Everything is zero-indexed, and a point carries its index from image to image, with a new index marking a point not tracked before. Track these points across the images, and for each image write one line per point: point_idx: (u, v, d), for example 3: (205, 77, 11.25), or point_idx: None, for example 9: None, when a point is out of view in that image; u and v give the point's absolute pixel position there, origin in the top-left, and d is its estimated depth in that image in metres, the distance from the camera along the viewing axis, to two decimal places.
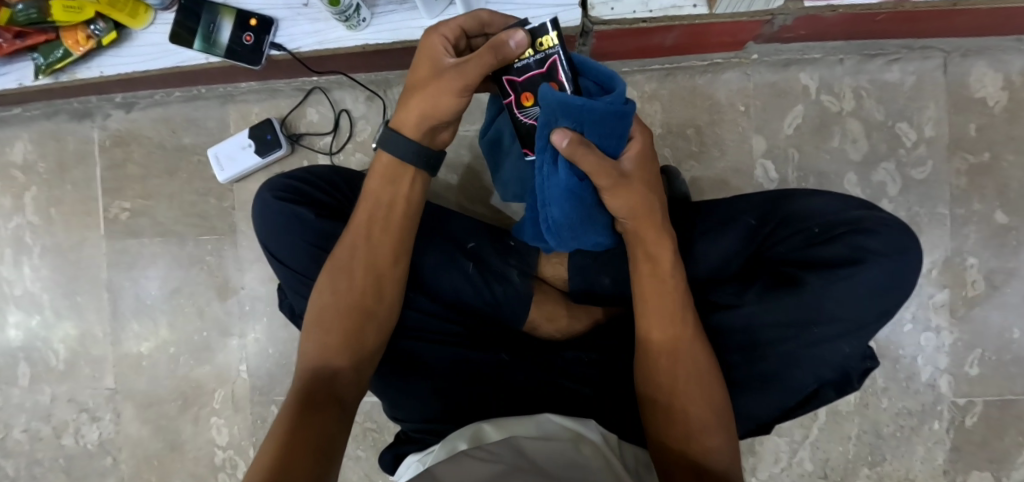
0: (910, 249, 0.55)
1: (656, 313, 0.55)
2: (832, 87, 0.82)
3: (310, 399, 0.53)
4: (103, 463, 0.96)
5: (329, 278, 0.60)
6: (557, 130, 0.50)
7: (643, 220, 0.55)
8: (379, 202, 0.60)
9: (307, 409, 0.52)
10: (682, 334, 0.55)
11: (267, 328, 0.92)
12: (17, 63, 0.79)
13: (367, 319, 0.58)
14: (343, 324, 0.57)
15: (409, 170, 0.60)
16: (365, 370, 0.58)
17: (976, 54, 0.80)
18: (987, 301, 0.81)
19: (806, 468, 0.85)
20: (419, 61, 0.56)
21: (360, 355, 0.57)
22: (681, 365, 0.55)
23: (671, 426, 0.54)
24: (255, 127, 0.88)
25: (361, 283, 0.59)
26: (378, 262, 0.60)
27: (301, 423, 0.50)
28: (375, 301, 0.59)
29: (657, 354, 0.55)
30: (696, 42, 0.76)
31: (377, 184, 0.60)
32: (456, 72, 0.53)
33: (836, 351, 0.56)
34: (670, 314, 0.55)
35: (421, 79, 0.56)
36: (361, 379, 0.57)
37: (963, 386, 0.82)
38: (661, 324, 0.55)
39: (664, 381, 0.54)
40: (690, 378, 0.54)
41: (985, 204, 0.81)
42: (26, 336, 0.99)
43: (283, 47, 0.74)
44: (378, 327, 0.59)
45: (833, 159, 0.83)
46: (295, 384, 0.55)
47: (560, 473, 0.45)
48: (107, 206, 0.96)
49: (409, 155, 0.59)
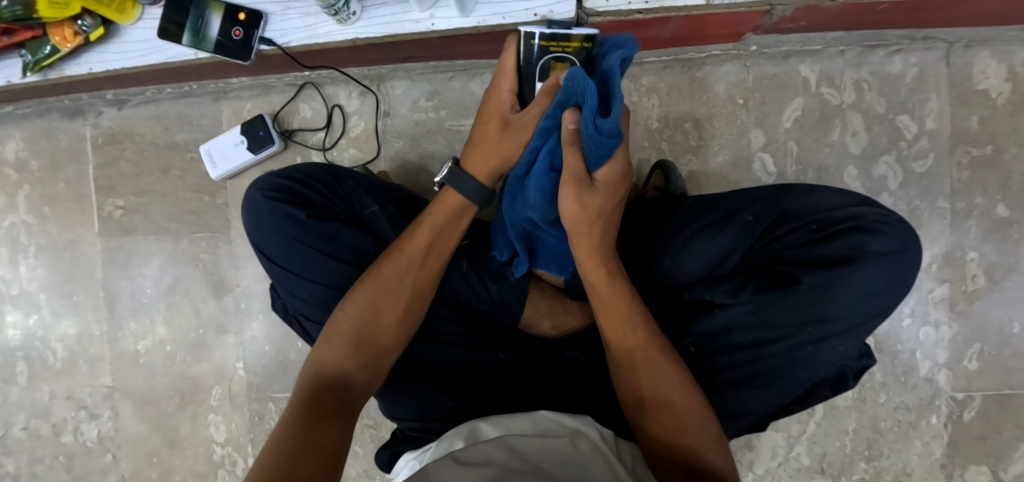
0: (908, 246, 0.54)
1: (613, 322, 0.57)
2: (833, 79, 0.81)
3: (319, 404, 0.52)
4: (103, 460, 0.97)
5: (357, 290, 0.60)
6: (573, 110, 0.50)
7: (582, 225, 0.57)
8: (430, 229, 0.61)
9: (315, 412, 0.51)
10: (634, 346, 0.56)
11: (263, 325, 0.91)
12: (5, 60, 0.77)
13: (384, 329, 0.58)
14: (361, 335, 0.57)
15: (471, 207, 0.63)
16: (377, 378, 0.58)
17: (979, 44, 0.79)
18: (986, 295, 0.81)
19: (803, 462, 0.85)
20: (485, 122, 0.61)
21: (375, 367, 0.57)
22: (660, 369, 0.54)
23: (652, 425, 0.53)
24: (247, 123, 0.87)
25: (391, 299, 0.59)
26: (411, 280, 0.60)
27: (308, 425, 0.50)
28: (397, 315, 0.59)
29: (628, 362, 0.56)
30: (694, 33, 0.75)
31: (439, 217, 0.62)
32: (523, 123, 0.58)
33: (831, 351, 0.55)
34: (627, 318, 0.56)
35: (485, 135, 0.61)
36: (372, 388, 0.57)
37: (961, 381, 0.82)
38: (615, 332, 0.56)
39: (634, 381, 0.55)
40: (674, 380, 0.54)
41: (987, 198, 0.80)
42: (24, 335, 0.99)
43: (272, 42, 0.73)
44: (395, 341, 0.59)
45: (833, 153, 0.82)
46: (300, 390, 0.55)
47: (557, 470, 0.45)
48: (101, 203, 0.96)
49: (472, 195, 0.63)
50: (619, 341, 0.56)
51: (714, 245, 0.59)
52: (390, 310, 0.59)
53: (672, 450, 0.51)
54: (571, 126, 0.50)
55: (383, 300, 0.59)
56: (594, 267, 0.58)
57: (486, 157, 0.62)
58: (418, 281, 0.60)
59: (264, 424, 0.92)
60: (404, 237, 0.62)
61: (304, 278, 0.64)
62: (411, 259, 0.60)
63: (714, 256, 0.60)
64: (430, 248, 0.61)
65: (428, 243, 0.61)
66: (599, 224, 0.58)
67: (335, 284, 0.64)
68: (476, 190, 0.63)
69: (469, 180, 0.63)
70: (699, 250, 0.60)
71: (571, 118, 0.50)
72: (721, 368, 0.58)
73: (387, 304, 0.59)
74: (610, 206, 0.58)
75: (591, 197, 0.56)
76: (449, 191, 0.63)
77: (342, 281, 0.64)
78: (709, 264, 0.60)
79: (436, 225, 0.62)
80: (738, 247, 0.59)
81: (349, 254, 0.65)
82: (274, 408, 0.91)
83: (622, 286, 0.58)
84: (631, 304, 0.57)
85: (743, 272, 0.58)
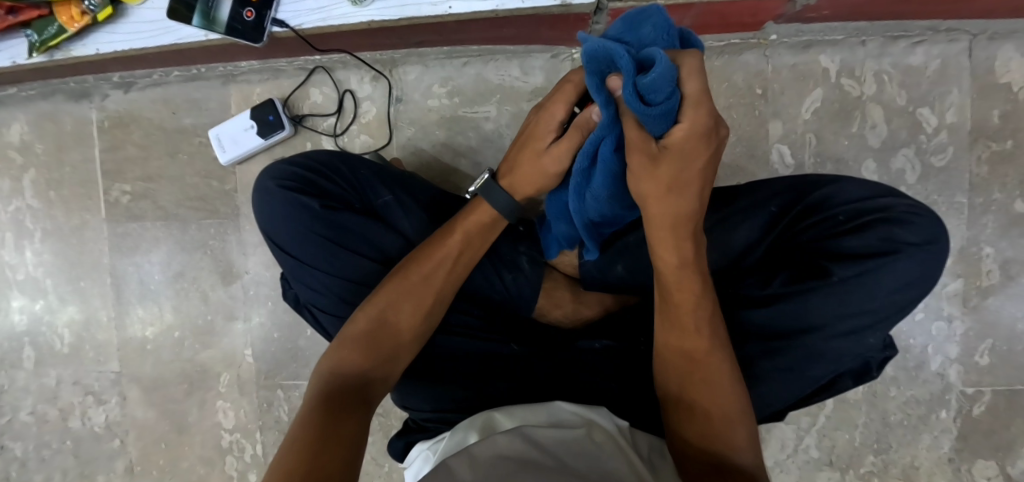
0: (939, 238, 0.53)
1: (678, 309, 0.52)
2: (854, 71, 0.80)
3: (335, 404, 0.52)
4: (111, 445, 0.97)
5: (383, 286, 0.59)
6: (614, 76, 0.45)
7: (662, 218, 0.50)
8: (463, 235, 0.61)
9: (332, 411, 0.51)
10: (697, 347, 0.51)
11: (272, 312, 0.91)
12: (10, 40, 0.76)
13: (402, 330, 0.57)
14: (381, 336, 0.56)
15: (501, 222, 0.62)
16: (393, 377, 0.57)
17: (1003, 37, 0.77)
18: (1000, 291, 0.80)
19: (812, 454, 0.85)
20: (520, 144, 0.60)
21: (390, 366, 0.56)
22: (699, 372, 0.51)
23: (694, 429, 0.50)
24: (257, 108, 0.85)
25: (417, 302, 0.58)
26: (435, 284, 0.59)
27: (328, 424, 0.49)
28: (417, 319, 0.58)
29: (683, 359, 0.52)
30: (715, 22, 0.73)
31: (469, 224, 0.61)
32: (550, 156, 0.57)
33: (859, 343, 0.54)
34: (694, 327, 0.52)
35: (521, 158, 0.59)
36: (386, 386, 0.56)
37: (972, 376, 0.82)
38: (680, 332, 0.52)
39: (674, 384, 0.52)
40: (721, 387, 0.51)
41: (1005, 193, 0.79)
42: (30, 320, 0.99)
43: (286, 24, 0.72)
44: (412, 346, 0.58)
45: (851, 145, 0.81)
46: (317, 384, 0.54)
47: (574, 464, 0.44)
48: (107, 188, 0.94)
49: (504, 209, 0.62)
50: (670, 337, 0.53)
51: (738, 237, 0.59)
52: (412, 312, 0.58)
53: (702, 451, 0.50)
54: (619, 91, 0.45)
55: (406, 303, 0.58)
56: (669, 257, 0.51)
57: (521, 183, 0.61)
58: (444, 287, 0.59)
59: (273, 411, 0.91)
60: (432, 240, 0.61)
61: (317, 269, 0.63)
62: (437, 263, 0.59)
63: (737, 246, 0.59)
64: (459, 253, 0.60)
65: (458, 248, 0.60)
66: (677, 197, 0.48)
67: (350, 275, 0.63)
68: (508, 205, 0.61)
69: (502, 195, 0.61)
70: (725, 239, 0.59)
71: (617, 84, 0.45)
72: (754, 357, 0.55)
73: (408, 308, 0.58)
74: (692, 173, 0.47)
75: (662, 167, 0.46)
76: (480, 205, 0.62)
77: (357, 272, 0.63)
78: (732, 254, 0.59)
79: (466, 233, 0.61)
80: (764, 237, 0.59)
81: (366, 245, 0.64)
82: (283, 395, 0.91)
83: (697, 283, 0.51)
84: (700, 311, 0.52)
85: (768, 264, 0.58)
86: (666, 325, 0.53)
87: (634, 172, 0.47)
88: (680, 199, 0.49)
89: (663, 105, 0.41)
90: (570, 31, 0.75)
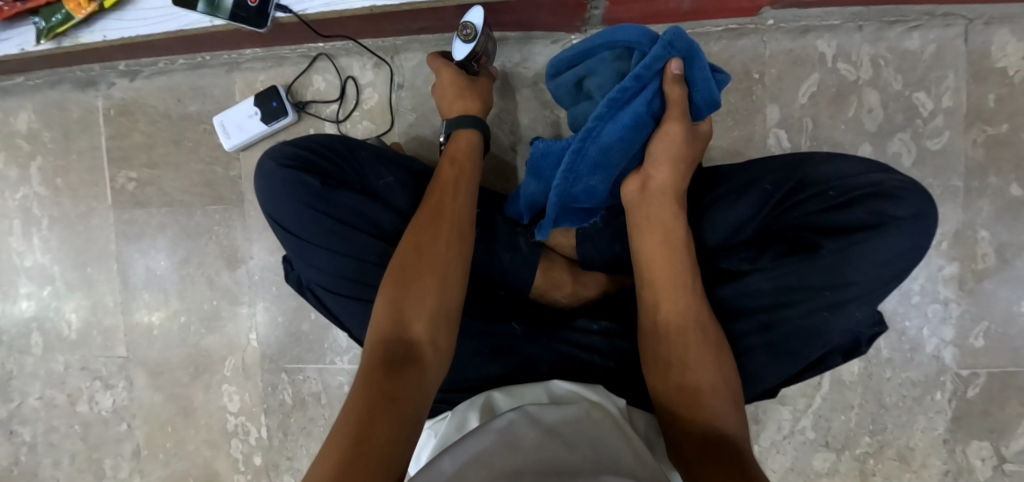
0: (928, 213, 0.54)
1: (665, 288, 0.57)
2: (850, 55, 0.81)
3: (387, 354, 0.51)
4: (118, 429, 0.98)
5: (406, 237, 0.59)
6: (677, 59, 0.57)
7: (667, 192, 0.60)
8: (453, 165, 0.66)
9: (384, 361, 0.50)
10: (690, 316, 0.55)
11: (276, 296, 0.92)
12: (19, 27, 0.77)
13: (434, 264, 0.57)
14: (411, 278, 0.56)
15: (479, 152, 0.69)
16: (440, 319, 0.55)
17: (999, 21, 0.78)
18: (996, 273, 0.81)
19: (808, 436, 0.86)
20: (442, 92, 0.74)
21: (434, 303, 0.55)
22: (694, 325, 0.55)
23: (684, 402, 0.53)
24: (261, 94, 0.87)
25: (435, 230, 0.59)
26: (443, 214, 0.60)
27: (383, 373, 0.49)
28: (446, 251, 0.58)
29: (667, 333, 0.56)
30: (712, 6, 0.74)
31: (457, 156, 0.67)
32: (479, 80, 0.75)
33: (847, 317, 0.55)
34: (677, 295, 0.56)
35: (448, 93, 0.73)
36: (437, 327, 0.54)
37: (967, 358, 0.83)
38: (667, 299, 0.57)
39: (669, 358, 0.55)
40: (709, 358, 0.54)
41: (1000, 177, 0.80)
42: (39, 306, 1.00)
43: (289, 9, 0.73)
44: (456, 280, 0.57)
45: (848, 129, 0.81)
46: (370, 343, 0.53)
47: (574, 440, 0.46)
48: (113, 176, 0.96)
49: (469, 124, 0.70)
50: (667, 315, 0.56)
51: (732, 215, 0.60)
52: (439, 244, 0.58)
53: (691, 422, 0.51)
54: (675, 71, 0.57)
55: (425, 238, 0.58)
56: (655, 235, 0.59)
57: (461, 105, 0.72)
58: (458, 210, 0.61)
59: (277, 394, 0.93)
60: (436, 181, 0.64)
61: (317, 246, 0.64)
62: (442, 194, 0.62)
63: (730, 224, 0.61)
64: (455, 182, 0.64)
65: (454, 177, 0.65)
66: (684, 180, 0.61)
67: (350, 251, 0.64)
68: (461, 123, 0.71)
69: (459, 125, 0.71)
70: (720, 218, 0.61)
71: (675, 65, 0.57)
72: (742, 335, 0.58)
73: (436, 244, 0.58)
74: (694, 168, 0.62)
75: (688, 147, 0.60)
76: (459, 134, 0.70)
77: (357, 249, 0.64)
78: (728, 232, 0.61)
79: (457, 167, 0.66)
80: (758, 214, 0.60)
81: (364, 223, 0.65)
82: (288, 378, 0.92)
83: (681, 256, 0.58)
84: (680, 265, 0.57)
85: (761, 240, 0.59)
86: (653, 304, 0.57)
87: (663, 136, 0.59)
88: (683, 179, 0.61)
89: (714, 96, 0.59)
90: (569, 17, 0.76)
